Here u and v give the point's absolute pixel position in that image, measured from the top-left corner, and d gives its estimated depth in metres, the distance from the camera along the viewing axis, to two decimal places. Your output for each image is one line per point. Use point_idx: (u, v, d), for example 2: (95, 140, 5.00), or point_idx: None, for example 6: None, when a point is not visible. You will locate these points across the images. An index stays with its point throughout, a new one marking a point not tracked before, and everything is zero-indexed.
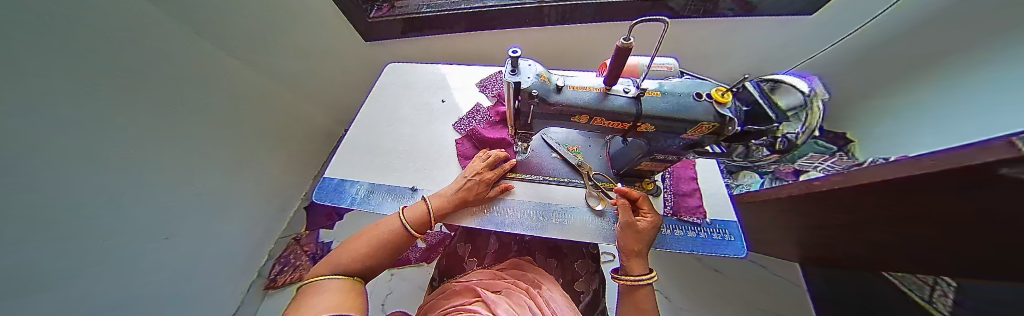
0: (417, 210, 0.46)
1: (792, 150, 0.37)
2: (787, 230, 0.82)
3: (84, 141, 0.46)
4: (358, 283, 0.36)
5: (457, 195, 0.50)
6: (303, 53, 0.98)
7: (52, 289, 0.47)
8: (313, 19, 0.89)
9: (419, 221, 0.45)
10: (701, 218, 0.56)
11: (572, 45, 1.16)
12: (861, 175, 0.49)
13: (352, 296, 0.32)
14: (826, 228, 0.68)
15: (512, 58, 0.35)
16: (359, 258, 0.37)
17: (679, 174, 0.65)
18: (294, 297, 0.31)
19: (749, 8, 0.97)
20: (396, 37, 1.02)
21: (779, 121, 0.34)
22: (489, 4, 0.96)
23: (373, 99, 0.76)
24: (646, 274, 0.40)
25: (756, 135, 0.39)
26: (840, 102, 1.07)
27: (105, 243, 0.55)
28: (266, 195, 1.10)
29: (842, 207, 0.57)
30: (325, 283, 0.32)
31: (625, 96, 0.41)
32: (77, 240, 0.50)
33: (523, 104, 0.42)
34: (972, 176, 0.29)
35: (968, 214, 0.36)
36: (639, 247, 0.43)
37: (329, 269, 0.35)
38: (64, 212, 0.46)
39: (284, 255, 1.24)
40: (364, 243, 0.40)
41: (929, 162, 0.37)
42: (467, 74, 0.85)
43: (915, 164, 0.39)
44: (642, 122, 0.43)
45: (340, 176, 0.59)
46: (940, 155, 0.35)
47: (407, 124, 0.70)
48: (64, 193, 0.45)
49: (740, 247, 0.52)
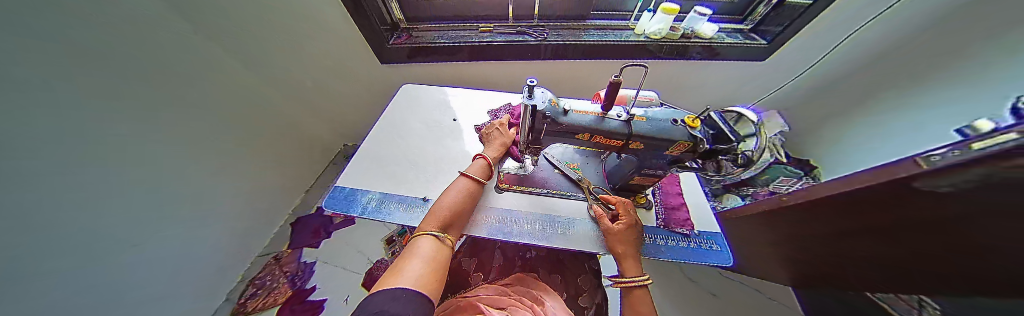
0: (478, 163, 0.56)
1: (750, 166, 0.44)
2: (775, 250, 0.86)
3: (69, 136, 0.50)
4: (446, 243, 0.42)
5: (502, 141, 0.61)
6: (308, 68, 1.02)
7: (17, 280, 0.48)
8: (313, 36, 0.91)
9: (480, 169, 0.55)
10: (690, 229, 0.60)
11: (566, 77, 1.17)
12: (822, 190, 0.60)
13: (435, 258, 0.38)
14: (803, 245, 0.74)
15: (530, 86, 0.43)
16: (446, 215, 0.45)
17: (666, 189, 0.70)
18: (405, 245, 0.40)
19: (714, 53, 0.99)
20: (402, 61, 1.01)
21: (737, 141, 0.44)
22: (496, 39, 0.97)
23: (386, 116, 0.80)
24: (641, 276, 0.43)
25: (721, 153, 0.47)
26: (810, 130, 1.19)
27: (86, 237, 0.58)
28: (236, 212, 1.03)
29: (820, 220, 0.63)
30: (422, 241, 0.39)
31: (618, 119, 0.48)
32: (53, 228, 0.52)
33: (536, 124, 0.48)
34: (929, 184, 0.36)
35: (938, 222, 0.41)
36: (629, 251, 0.47)
37: (429, 226, 0.42)
38: (43, 201, 0.49)
39: (260, 276, 1.18)
40: (453, 195, 0.49)
41: (878, 174, 0.47)
42: (471, 97, 0.92)
43: (866, 177, 0.49)
44: (632, 140, 0.49)
45: (351, 186, 0.60)
46: (886, 169, 0.46)
47: (417, 139, 0.74)
48: (42, 184, 0.48)
49: (727, 257, 0.54)
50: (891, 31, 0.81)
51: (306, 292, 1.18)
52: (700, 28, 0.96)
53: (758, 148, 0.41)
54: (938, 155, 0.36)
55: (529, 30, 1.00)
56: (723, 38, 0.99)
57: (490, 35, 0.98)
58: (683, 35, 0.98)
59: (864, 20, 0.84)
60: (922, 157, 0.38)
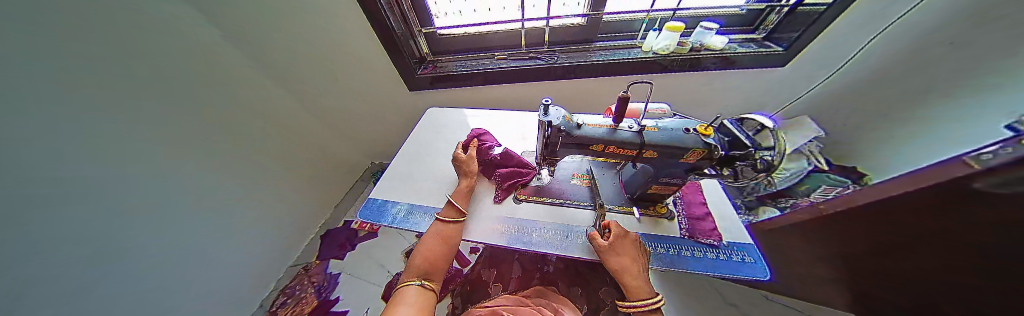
0: (450, 203, 0.57)
1: (772, 170, 0.45)
2: (813, 268, 0.76)
3: (68, 127, 0.57)
4: (428, 288, 0.44)
5: (464, 174, 0.63)
6: (335, 92, 1.15)
7: (21, 271, 0.55)
8: (340, 67, 1.02)
9: (450, 208, 0.56)
10: (717, 240, 0.56)
11: (581, 96, 1.20)
12: (866, 194, 0.57)
13: (421, 305, 0.41)
14: (837, 258, 0.67)
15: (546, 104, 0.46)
16: (425, 260, 0.47)
17: (689, 199, 0.66)
18: (392, 297, 0.43)
19: (728, 62, 0.98)
20: (424, 88, 1.10)
21: (754, 147, 0.44)
22: (509, 65, 1.05)
23: (414, 136, 0.88)
24: (647, 299, 0.42)
25: (740, 159, 0.46)
26: None
27: (95, 231, 0.66)
28: (247, 221, 1.11)
29: (870, 229, 0.57)
30: (407, 292, 0.42)
31: (630, 130, 0.49)
32: (62, 218, 0.60)
33: (552, 137, 0.51)
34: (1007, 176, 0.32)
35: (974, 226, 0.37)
36: (630, 268, 0.45)
37: (411, 277, 0.45)
38: (53, 196, 0.57)
39: (290, 286, 1.33)
40: (429, 240, 0.51)
41: (926, 175, 0.45)
42: (486, 115, 0.97)
43: (922, 176, 0.46)
44: (645, 149, 0.49)
45: (382, 197, 0.66)
46: (932, 171, 0.45)
47: (443, 156, 0.80)
48: (50, 179, 0.56)
49: (763, 268, 0.50)
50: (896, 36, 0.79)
51: (330, 303, 1.25)
52: (709, 41, 0.97)
53: (778, 154, 0.42)
54: (985, 154, 0.36)
55: (540, 56, 1.08)
56: (737, 48, 0.98)
57: (504, 61, 1.08)
58: (692, 48, 0.99)
59: (885, 25, 0.80)
60: (976, 156, 0.37)
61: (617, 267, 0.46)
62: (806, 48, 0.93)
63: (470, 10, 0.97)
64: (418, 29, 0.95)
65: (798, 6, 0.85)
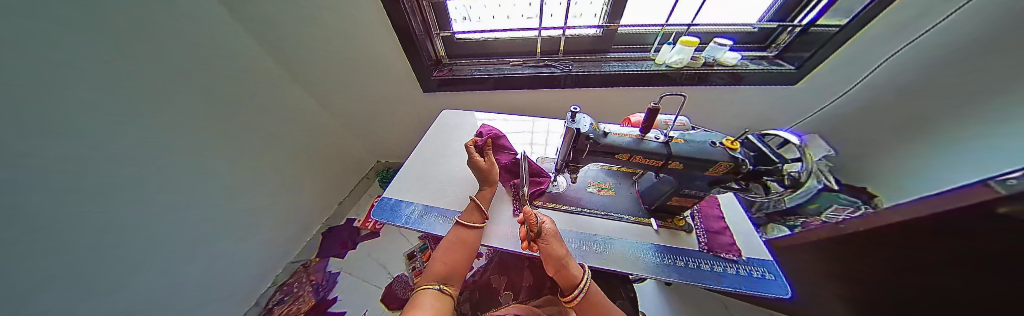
0: (471, 209, 0.57)
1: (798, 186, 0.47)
2: (833, 283, 0.77)
3: (109, 121, 0.59)
4: (446, 293, 0.42)
5: (483, 177, 0.61)
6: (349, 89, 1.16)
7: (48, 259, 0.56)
8: (356, 66, 1.04)
9: (469, 214, 0.56)
10: (737, 255, 0.55)
11: (591, 103, 1.20)
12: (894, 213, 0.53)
13: (439, 309, 0.39)
14: (870, 276, 0.65)
15: (575, 111, 0.48)
16: (444, 264, 0.47)
17: (706, 213, 0.66)
18: (410, 299, 0.42)
19: (737, 77, 0.99)
20: (438, 90, 1.11)
21: (782, 162, 0.46)
22: (524, 71, 1.06)
23: (428, 136, 0.89)
24: (576, 286, 0.39)
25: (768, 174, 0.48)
26: None
27: (119, 224, 0.67)
28: (257, 216, 1.11)
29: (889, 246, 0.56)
30: (427, 295, 0.41)
31: (657, 141, 0.50)
32: (94, 210, 0.61)
33: (579, 144, 0.52)
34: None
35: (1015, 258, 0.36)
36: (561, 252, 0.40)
37: (430, 280, 0.44)
38: (89, 186, 0.59)
39: (288, 283, 1.31)
40: (448, 245, 0.51)
41: (954, 197, 0.42)
42: (498, 119, 0.97)
43: (952, 197, 0.43)
44: (671, 160, 0.49)
45: (397, 197, 0.66)
46: (961, 193, 0.42)
47: (457, 158, 0.80)
48: (88, 170, 0.58)
49: (783, 286, 0.49)
50: (905, 59, 0.81)
51: (326, 303, 1.24)
52: (722, 56, 0.99)
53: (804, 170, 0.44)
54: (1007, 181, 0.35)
55: (554, 63, 1.10)
56: (749, 65, 1.00)
57: (519, 68, 1.09)
58: (705, 63, 1.01)
59: (901, 45, 0.80)
60: (998, 181, 0.37)
61: (565, 256, 0.40)
62: (819, 68, 0.94)
63: (491, 16, 0.99)
64: (437, 31, 0.97)
65: (811, 26, 0.87)
